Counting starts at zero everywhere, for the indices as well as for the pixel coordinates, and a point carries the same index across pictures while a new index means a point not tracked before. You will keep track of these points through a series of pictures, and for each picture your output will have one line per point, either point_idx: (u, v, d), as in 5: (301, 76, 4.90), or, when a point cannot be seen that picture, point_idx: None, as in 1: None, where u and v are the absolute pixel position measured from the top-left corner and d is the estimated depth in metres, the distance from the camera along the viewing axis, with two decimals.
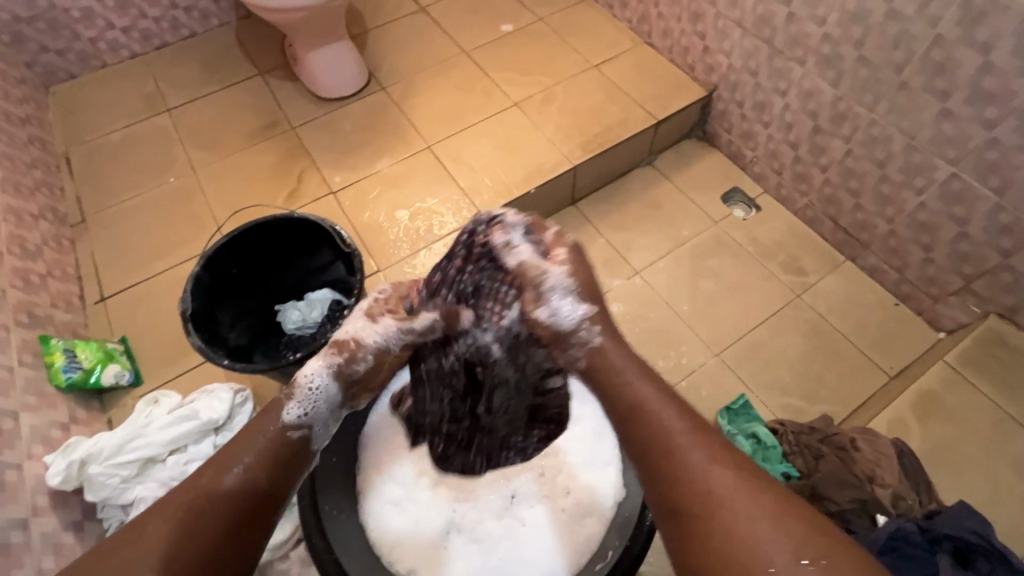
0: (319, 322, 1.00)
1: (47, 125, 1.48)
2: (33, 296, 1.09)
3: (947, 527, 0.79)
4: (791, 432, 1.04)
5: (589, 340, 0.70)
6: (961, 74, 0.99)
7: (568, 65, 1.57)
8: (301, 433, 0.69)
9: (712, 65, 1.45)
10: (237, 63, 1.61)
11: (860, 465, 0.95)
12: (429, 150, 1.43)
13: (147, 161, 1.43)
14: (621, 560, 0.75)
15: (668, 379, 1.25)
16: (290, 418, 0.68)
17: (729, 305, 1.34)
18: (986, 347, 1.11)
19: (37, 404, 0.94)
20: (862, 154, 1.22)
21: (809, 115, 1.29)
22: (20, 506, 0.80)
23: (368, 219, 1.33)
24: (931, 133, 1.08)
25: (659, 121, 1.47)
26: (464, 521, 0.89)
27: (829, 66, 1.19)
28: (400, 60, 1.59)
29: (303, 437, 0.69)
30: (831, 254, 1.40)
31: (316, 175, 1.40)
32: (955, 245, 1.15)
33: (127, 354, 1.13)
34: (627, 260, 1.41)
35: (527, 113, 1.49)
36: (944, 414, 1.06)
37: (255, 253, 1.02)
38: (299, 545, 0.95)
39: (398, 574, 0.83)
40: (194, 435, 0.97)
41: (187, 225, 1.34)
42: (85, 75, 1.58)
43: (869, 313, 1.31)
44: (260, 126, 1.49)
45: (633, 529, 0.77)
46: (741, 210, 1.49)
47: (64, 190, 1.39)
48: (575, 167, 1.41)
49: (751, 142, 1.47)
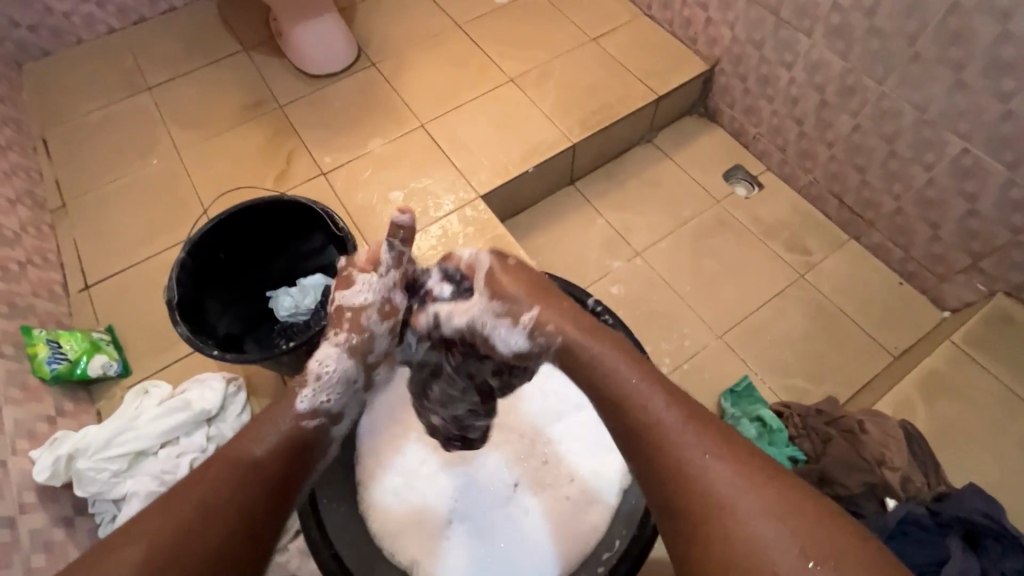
0: (313, 309, 0.97)
1: (20, 105, 1.41)
2: (12, 285, 1.05)
3: (957, 510, 0.77)
4: (797, 415, 1.03)
5: (550, 343, 0.69)
6: (978, 43, 0.96)
7: (566, 38, 1.51)
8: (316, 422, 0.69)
9: (714, 37, 1.40)
10: (219, 38, 1.53)
11: (868, 448, 0.93)
12: (422, 129, 1.38)
13: (128, 143, 1.38)
14: (631, 547, 0.74)
15: (670, 361, 1.23)
16: (305, 407, 0.69)
17: (732, 286, 1.32)
18: (994, 325, 1.09)
19: (21, 397, 0.91)
20: (870, 129, 1.19)
21: (815, 88, 1.24)
22: (7, 503, 0.77)
23: (361, 201, 1.29)
24: (944, 106, 1.04)
25: (660, 97, 1.43)
26: (464, 510, 0.87)
27: (838, 37, 1.14)
28: (390, 35, 1.53)
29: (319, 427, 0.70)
30: (835, 232, 1.37)
31: (305, 155, 1.35)
32: (963, 222, 1.12)
33: (114, 344, 1.09)
34: (628, 241, 1.38)
35: (523, 89, 1.43)
36: (950, 394, 1.04)
37: (244, 239, 0.97)
38: (299, 536, 0.93)
39: (400, 564, 0.82)
40: (186, 426, 0.95)
41: (173, 209, 1.29)
42: (59, 52, 1.51)
43: (874, 292, 1.29)
44: (245, 104, 1.43)
45: (642, 516, 0.75)
46: (744, 188, 1.45)
47: (41, 173, 1.33)
48: (574, 145, 1.36)
49: (754, 118, 1.42)
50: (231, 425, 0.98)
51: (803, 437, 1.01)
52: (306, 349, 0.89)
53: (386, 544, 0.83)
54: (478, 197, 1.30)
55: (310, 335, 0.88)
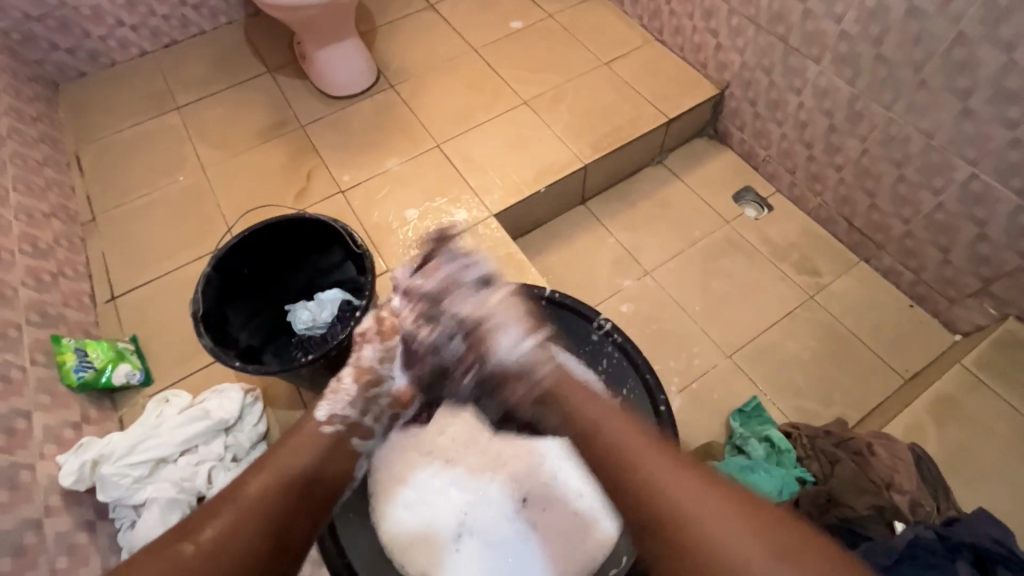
0: (329, 323, 1.00)
1: (57, 123, 1.48)
2: (45, 294, 1.10)
3: (966, 534, 0.76)
4: (805, 436, 0.98)
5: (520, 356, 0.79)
6: (984, 73, 0.98)
7: (579, 62, 1.55)
8: (333, 427, 0.77)
9: (724, 63, 1.44)
10: (245, 60, 1.60)
11: (877, 470, 0.87)
12: (438, 149, 1.43)
13: (157, 159, 1.44)
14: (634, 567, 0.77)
15: (679, 380, 1.24)
16: (325, 414, 0.78)
17: (741, 305, 1.33)
18: (1005, 351, 1.09)
19: (50, 403, 0.94)
20: (879, 154, 1.20)
21: (823, 114, 1.27)
22: (34, 506, 0.80)
23: (377, 219, 1.33)
24: (951, 132, 1.06)
25: (670, 120, 1.46)
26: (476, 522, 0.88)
27: (845, 64, 1.17)
28: (409, 58, 1.58)
29: (336, 433, 0.77)
30: (844, 255, 1.38)
31: (324, 173, 1.40)
32: (973, 246, 1.13)
33: (138, 353, 1.13)
34: (638, 260, 1.41)
35: (537, 111, 1.47)
36: (961, 418, 1.04)
37: (267, 254, 1.01)
38: None
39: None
40: (205, 435, 0.96)
41: (198, 223, 1.34)
42: (94, 73, 1.58)
43: (884, 313, 1.30)
44: (269, 123, 1.48)
45: None
46: (754, 209, 1.47)
47: (75, 188, 1.39)
48: (586, 166, 1.40)
49: (764, 141, 1.45)
50: (248, 435, 0.99)
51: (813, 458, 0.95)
52: (324, 362, 0.91)
53: (396, 556, 0.84)
54: (491, 216, 1.33)
55: (327, 348, 0.91)
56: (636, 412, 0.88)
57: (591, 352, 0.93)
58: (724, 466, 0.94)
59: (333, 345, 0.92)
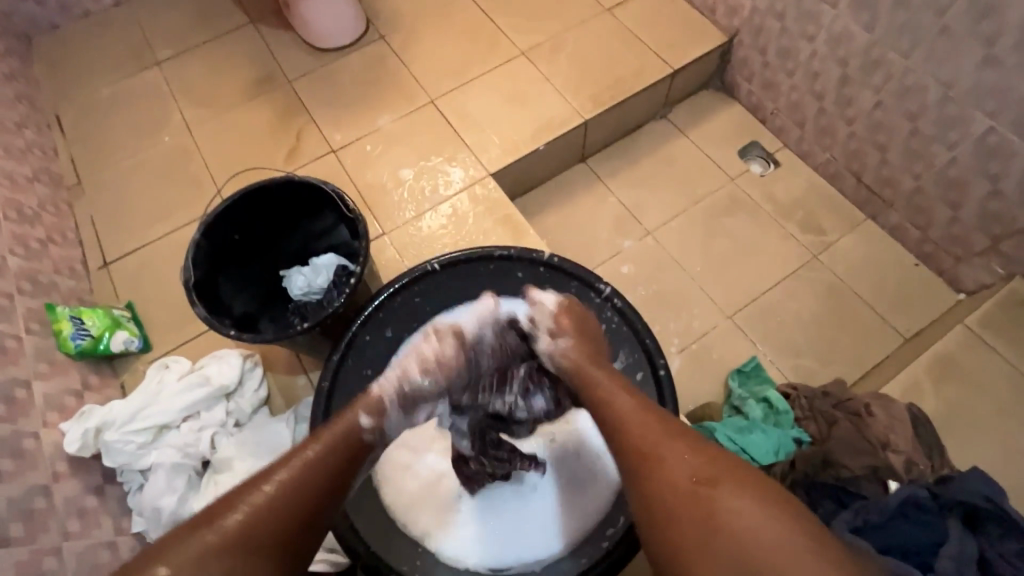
0: (325, 289, 0.99)
1: (32, 81, 1.42)
2: (35, 262, 1.08)
3: (959, 493, 0.76)
4: (803, 397, 0.97)
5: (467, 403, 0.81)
6: (1012, 15, 0.91)
7: (579, 9, 1.46)
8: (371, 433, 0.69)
9: (734, 7, 1.35)
10: (226, 10, 1.51)
11: (873, 429, 0.86)
12: (432, 105, 1.36)
13: (140, 119, 1.38)
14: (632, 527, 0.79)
15: (679, 341, 1.23)
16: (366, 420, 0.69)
17: (743, 264, 1.31)
18: (1010, 308, 1.06)
19: (48, 371, 0.94)
20: (893, 106, 1.15)
21: (837, 63, 1.20)
22: (41, 472, 0.81)
23: (371, 179, 1.29)
24: (971, 82, 1.01)
25: (675, 71, 1.39)
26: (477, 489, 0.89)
27: (863, 8, 1.10)
28: (399, 5, 1.49)
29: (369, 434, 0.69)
30: (851, 212, 1.35)
31: (315, 131, 1.35)
32: (984, 204, 1.10)
33: (135, 320, 1.13)
34: (639, 220, 1.38)
35: (535, 63, 1.40)
36: (962, 377, 1.03)
37: (257, 219, 0.98)
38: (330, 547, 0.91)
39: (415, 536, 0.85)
40: (207, 401, 0.96)
41: (187, 186, 1.30)
42: (66, 25, 1.50)
43: (887, 271, 1.28)
44: (254, 79, 1.42)
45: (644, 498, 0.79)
46: (759, 165, 1.43)
47: (57, 150, 1.34)
48: (586, 121, 1.34)
49: (773, 93, 1.39)
50: (249, 401, 1.00)
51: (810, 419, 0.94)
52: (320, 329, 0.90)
53: (399, 514, 0.86)
54: (488, 175, 1.29)
55: (322, 315, 0.90)
56: (640, 372, 0.86)
57: (590, 317, 0.90)
58: (722, 428, 0.95)
59: (328, 311, 0.90)
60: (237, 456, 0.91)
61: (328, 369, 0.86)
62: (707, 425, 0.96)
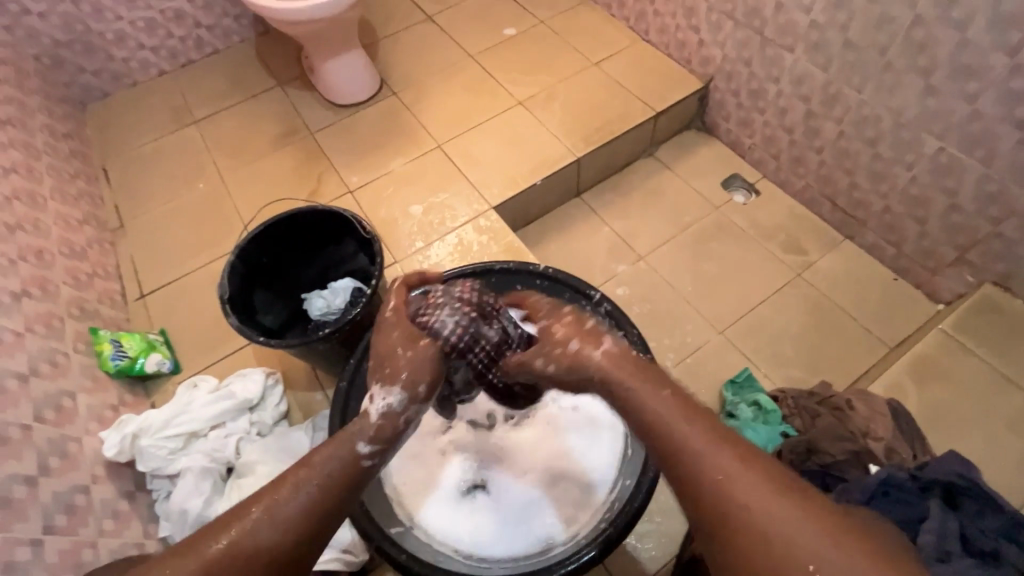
0: (342, 308, 1.07)
1: (85, 139, 1.60)
2: (82, 292, 1.19)
3: (936, 473, 0.79)
4: (790, 397, 1.06)
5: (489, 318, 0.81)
6: (942, 52, 1.05)
7: (569, 63, 1.64)
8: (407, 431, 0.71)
9: (707, 57, 1.52)
10: (257, 76, 1.71)
11: (855, 422, 0.93)
12: (440, 149, 1.52)
13: (177, 169, 1.54)
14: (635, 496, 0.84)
15: (674, 356, 1.31)
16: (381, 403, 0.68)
17: (730, 284, 1.40)
18: (982, 314, 1.14)
19: (91, 386, 1.03)
20: (854, 135, 1.27)
21: (801, 99, 1.34)
22: (82, 473, 0.88)
23: (385, 215, 1.42)
24: (917, 109, 1.13)
25: (658, 113, 1.54)
26: (499, 472, 0.94)
27: (818, 51, 1.24)
28: (409, 68, 1.68)
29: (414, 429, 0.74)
30: (829, 234, 1.45)
31: (334, 176, 1.49)
32: (947, 217, 1.19)
33: (167, 345, 1.22)
34: (632, 246, 1.48)
35: (531, 110, 1.56)
36: (941, 376, 1.09)
37: (285, 246, 1.10)
38: (345, 552, 0.96)
39: (459, 534, 0.88)
40: (232, 412, 1.04)
41: (217, 226, 1.43)
42: (117, 93, 1.71)
43: (870, 287, 1.36)
44: (281, 132, 1.59)
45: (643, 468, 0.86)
46: (742, 195, 1.54)
47: (103, 198, 1.49)
48: (579, 159, 1.48)
49: (748, 129, 1.53)
50: (270, 414, 1.07)
51: (797, 416, 1.03)
52: (339, 337, 0.98)
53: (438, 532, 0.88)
54: (491, 208, 1.41)
55: (341, 322, 0.98)
56: None
57: None
58: None
59: (348, 320, 0.98)
60: (258, 461, 0.99)
61: (347, 373, 0.93)
62: None
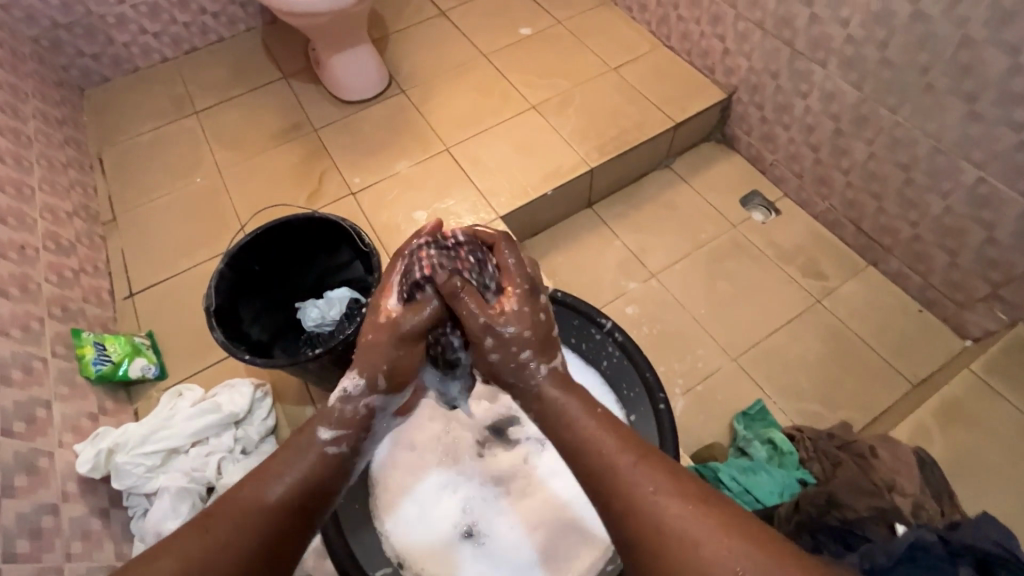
0: (337, 321, 1.01)
1: (81, 126, 1.54)
2: (67, 290, 1.13)
3: (968, 538, 0.73)
4: (808, 438, 1.00)
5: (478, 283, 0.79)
6: (989, 75, 0.97)
7: (586, 67, 1.57)
8: (337, 447, 0.71)
9: (731, 67, 1.44)
10: (261, 66, 1.65)
11: (880, 473, 0.89)
12: (447, 152, 1.45)
13: (174, 162, 1.48)
14: None
15: (683, 382, 1.24)
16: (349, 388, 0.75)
17: (746, 308, 1.33)
18: (1016, 354, 1.06)
19: (69, 394, 0.97)
20: (886, 157, 1.20)
21: (830, 117, 1.27)
22: (51, 491, 0.83)
23: (387, 220, 1.35)
24: (956, 135, 1.06)
25: (677, 124, 1.47)
26: (490, 524, 0.89)
27: (851, 67, 1.17)
28: (420, 65, 1.61)
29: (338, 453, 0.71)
30: (852, 259, 1.38)
31: (336, 175, 1.43)
32: (981, 251, 1.12)
33: (154, 348, 1.17)
34: (643, 263, 1.41)
35: (544, 115, 1.50)
36: (970, 421, 1.02)
37: (277, 252, 1.04)
38: None
39: None
40: (215, 427, 0.99)
41: (211, 224, 1.38)
42: (117, 79, 1.65)
43: (893, 319, 1.29)
44: (283, 127, 1.53)
45: None
46: (761, 213, 1.48)
47: (97, 189, 1.44)
48: (592, 169, 1.41)
49: (771, 144, 1.45)
50: (258, 428, 1.02)
51: (816, 460, 0.97)
52: (331, 356, 0.92)
53: None
54: (497, 217, 1.35)
55: (333, 343, 0.92)
56: (636, 412, 0.87)
57: (592, 350, 0.92)
58: (727, 467, 0.97)
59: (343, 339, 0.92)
60: None
61: None
62: (711, 465, 0.97)
